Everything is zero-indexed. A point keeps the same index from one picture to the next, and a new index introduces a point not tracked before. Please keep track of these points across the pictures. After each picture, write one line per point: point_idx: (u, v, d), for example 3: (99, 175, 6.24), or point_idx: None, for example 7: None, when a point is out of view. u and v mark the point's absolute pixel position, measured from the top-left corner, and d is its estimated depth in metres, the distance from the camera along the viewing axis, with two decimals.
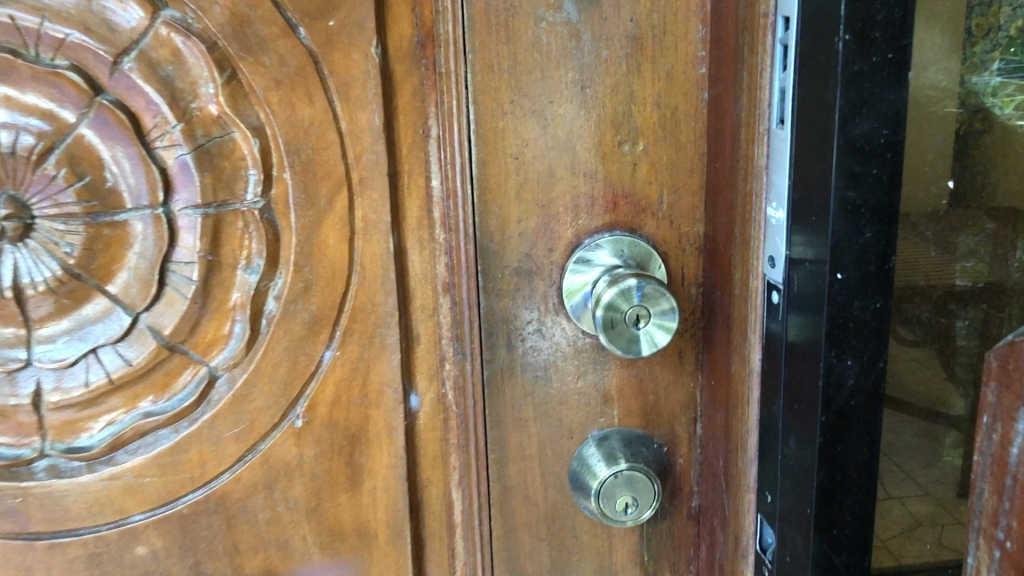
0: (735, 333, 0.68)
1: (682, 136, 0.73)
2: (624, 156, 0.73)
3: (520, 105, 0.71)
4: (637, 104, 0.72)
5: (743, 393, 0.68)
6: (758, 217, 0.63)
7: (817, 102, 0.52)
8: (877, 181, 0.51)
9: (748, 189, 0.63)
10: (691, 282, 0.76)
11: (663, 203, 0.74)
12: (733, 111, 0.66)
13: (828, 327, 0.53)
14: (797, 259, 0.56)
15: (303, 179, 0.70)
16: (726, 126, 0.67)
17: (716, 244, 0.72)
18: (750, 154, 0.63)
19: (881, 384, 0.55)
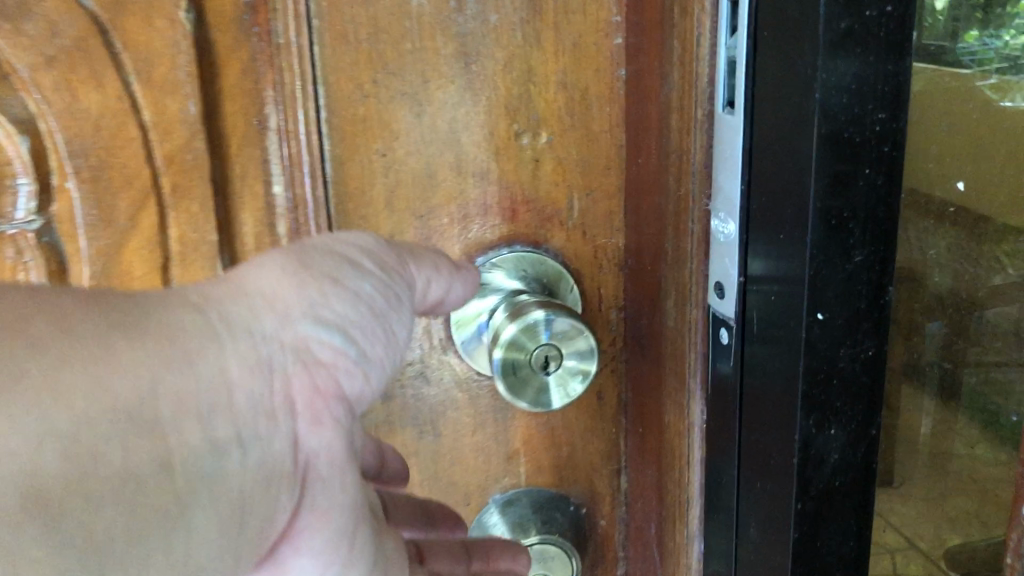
0: (668, 373, 0.54)
1: (593, 125, 0.58)
2: (522, 151, 0.57)
3: (388, 86, 0.55)
4: (537, 83, 0.56)
5: (682, 452, 0.53)
6: (698, 230, 0.48)
7: (785, 77, 0.37)
8: (870, 184, 0.37)
9: (681, 193, 0.49)
10: (610, 305, 0.61)
11: (573, 209, 0.59)
12: (660, 91, 0.51)
13: (806, 387, 0.38)
14: (756, 291, 0.42)
15: (95, 191, 0.52)
16: (652, 112, 0.53)
17: (643, 263, 0.57)
18: (682, 147, 0.48)
19: (873, 457, 0.41)
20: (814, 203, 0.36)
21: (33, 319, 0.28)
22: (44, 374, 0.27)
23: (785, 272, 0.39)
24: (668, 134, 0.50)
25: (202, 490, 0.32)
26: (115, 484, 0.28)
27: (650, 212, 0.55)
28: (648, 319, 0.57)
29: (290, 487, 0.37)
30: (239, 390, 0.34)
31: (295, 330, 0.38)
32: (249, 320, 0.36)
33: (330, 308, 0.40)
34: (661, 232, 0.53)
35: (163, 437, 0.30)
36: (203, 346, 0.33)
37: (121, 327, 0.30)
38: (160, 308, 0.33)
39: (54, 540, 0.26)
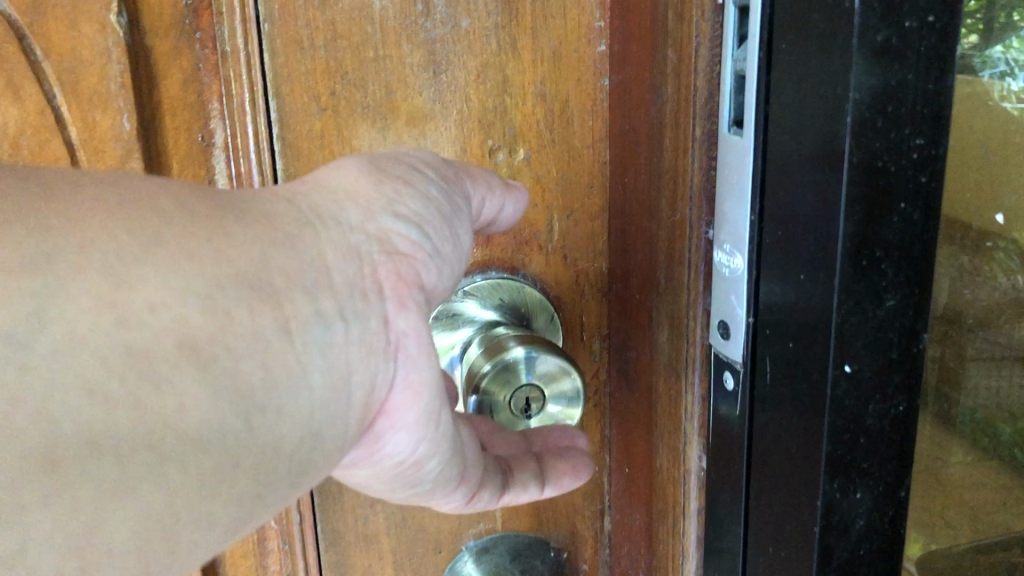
0: (659, 413, 0.49)
1: (575, 140, 0.53)
2: (497, 169, 0.52)
3: (349, 98, 0.49)
4: (513, 94, 0.51)
5: (677, 500, 0.48)
6: (695, 259, 0.43)
7: (808, 98, 0.33)
8: (904, 219, 0.32)
9: (675, 217, 0.44)
10: (593, 333, 0.56)
11: (553, 231, 0.54)
12: (651, 104, 0.46)
13: (829, 448, 0.34)
14: (769, 335, 0.37)
15: None
16: (642, 127, 0.48)
17: (630, 291, 0.52)
18: (677, 167, 0.44)
19: (900, 522, 0.36)
20: (842, 239, 0.32)
21: (157, 195, 0.26)
22: (176, 240, 0.25)
23: (805, 315, 0.34)
24: (662, 153, 0.45)
25: (315, 360, 0.28)
26: (250, 345, 0.26)
27: (641, 237, 0.49)
28: (636, 351, 0.52)
29: (388, 368, 0.31)
30: (333, 274, 0.30)
31: (375, 219, 0.32)
32: (332, 210, 0.31)
33: (408, 202, 0.33)
34: (652, 258, 0.48)
35: (279, 310, 0.27)
36: (300, 230, 0.30)
37: (226, 210, 0.28)
38: (251, 196, 0.30)
39: (207, 388, 0.24)
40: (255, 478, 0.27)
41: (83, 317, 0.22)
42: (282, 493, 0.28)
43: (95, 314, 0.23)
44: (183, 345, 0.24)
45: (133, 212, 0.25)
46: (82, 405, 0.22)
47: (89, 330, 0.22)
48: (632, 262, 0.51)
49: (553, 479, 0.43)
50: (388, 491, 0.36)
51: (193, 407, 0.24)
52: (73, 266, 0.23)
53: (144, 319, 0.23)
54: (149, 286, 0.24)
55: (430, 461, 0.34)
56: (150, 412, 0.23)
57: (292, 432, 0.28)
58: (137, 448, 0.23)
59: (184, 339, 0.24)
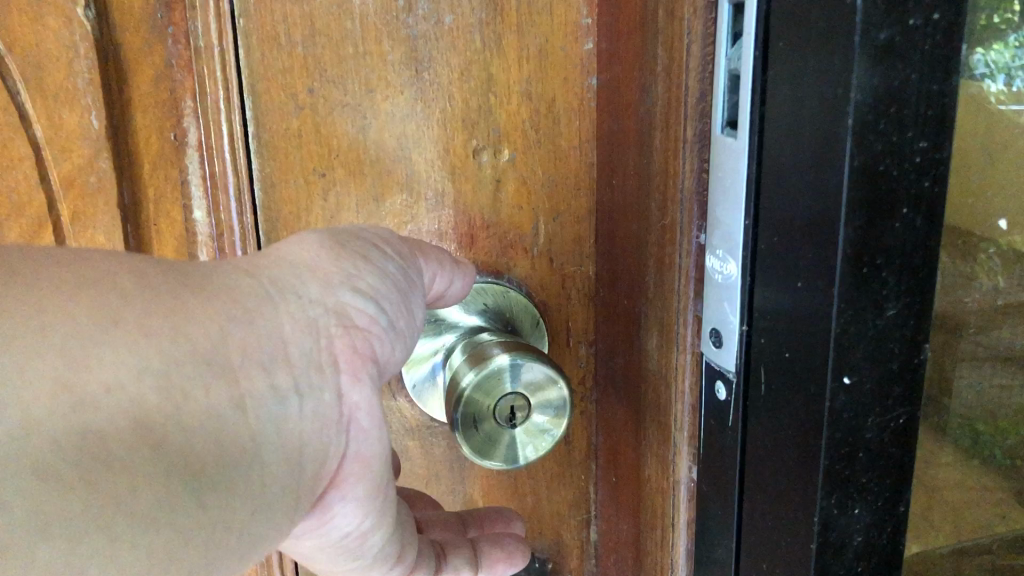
0: (647, 422, 0.48)
1: (561, 140, 0.51)
2: (481, 170, 0.51)
3: (327, 96, 0.48)
4: (498, 94, 0.50)
5: (664, 512, 0.47)
6: (685, 265, 0.42)
7: (808, 97, 0.31)
8: (906, 225, 0.31)
9: (666, 221, 0.43)
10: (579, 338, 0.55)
11: (538, 234, 0.53)
12: (640, 104, 0.45)
13: (827, 462, 0.32)
14: (764, 344, 0.36)
15: None
16: (630, 128, 0.46)
17: (619, 297, 0.51)
18: (667, 169, 0.42)
19: (899, 538, 0.35)
20: (842, 245, 0.30)
21: (117, 275, 0.27)
22: (137, 319, 0.26)
23: (803, 324, 0.33)
24: (651, 155, 0.44)
25: (268, 434, 0.30)
26: (206, 422, 0.27)
27: (629, 241, 0.48)
28: (624, 359, 0.51)
29: (339, 439, 0.33)
30: (290, 352, 0.31)
31: (333, 293, 0.33)
32: (293, 284, 0.32)
33: (365, 277, 0.34)
34: (640, 263, 0.47)
35: (237, 384, 0.28)
36: (260, 307, 0.30)
37: (190, 287, 0.29)
38: (215, 274, 0.30)
39: (159, 465, 0.26)
40: (204, 549, 0.28)
41: (35, 398, 0.23)
42: (234, 560, 0.30)
43: (49, 397, 0.23)
44: (137, 426, 0.25)
45: (92, 289, 0.26)
46: (33, 484, 0.23)
47: (45, 406, 0.23)
48: (618, 265, 0.50)
49: (486, 563, 0.45)
50: (329, 563, 0.37)
51: (146, 484, 0.25)
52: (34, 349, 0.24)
53: (97, 401, 0.24)
54: (106, 368, 0.25)
55: (373, 532, 0.36)
56: (100, 490, 0.24)
57: (245, 502, 0.29)
58: (87, 528, 0.24)
59: (139, 416, 0.25)
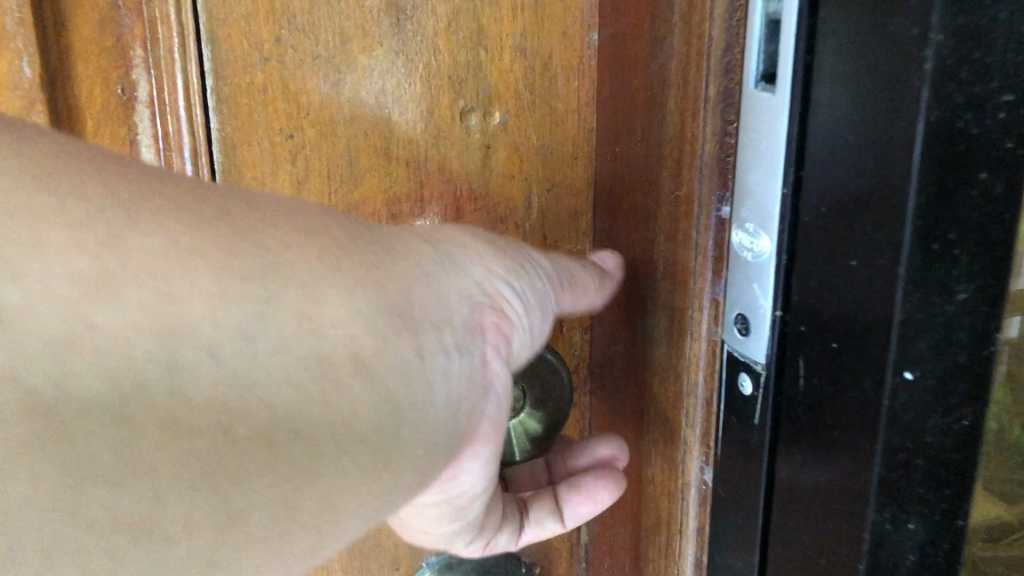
0: (652, 416, 0.43)
1: (558, 103, 0.48)
2: (470, 134, 0.47)
3: (297, 46, 0.43)
4: (491, 48, 0.46)
5: (672, 520, 0.42)
6: (701, 242, 0.37)
7: (871, 40, 0.26)
8: (983, 196, 0.26)
9: (679, 193, 0.38)
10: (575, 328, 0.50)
11: (531, 208, 0.50)
12: (647, 61, 0.40)
13: (881, 470, 0.28)
14: (802, 331, 0.31)
15: None
16: (637, 89, 0.41)
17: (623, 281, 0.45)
18: (679, 133, 0.37)
19: (957, 559, 0.30)
20: (912, 214, 0.26)
21: (331, 230, 0.28)
22: (356, 271, 0.28)
23: (859, 308, 0.28)
24: (663, 116, 0.39)
25: (437, 387, 0.29)
26: (396, 370, 0.28)
27: (635, 216, 0.43)
28: (625, 348, 0.46)
29: (483, 404, 0.32)
30: (455, 314, 0.31)
31: (495, 274, 0.34)
32: (461, 256, 0.33)
33: (520, 263, 0.35)
34: (648, 241, 0.42)
35: (420, 337, 0.29)
36: (434, 274, 0.31)
37: (382, 249, 0.30)
38: (403, 238, 0.32)
39: (367, 396, 0.26)
40: (353, 491, 0.27)
41: (286, 323, 0.25)
42: (393, 509, 0.29)
43: (294, 326, 0.25)
44: (352, 359, 0.26)
45: (317, 242, 0.27)
46: (285, 392, 0.24)
47: (292, 332, 0.25)
48: (622, 242, 0.45)
49: (569, 504, 0.45)
50: (432, 522, 0.37)
51: (349, 413, 0.26)
52: (284, 280, 0.25)
53: (327, 330, 0.26)
54: (328, 308, 0.26)
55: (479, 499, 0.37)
56: (320, 413, 0.25)
57: (412, 450, 0.29)
58: (315, 442, 0.25)
59: (353, 355, 0.26)
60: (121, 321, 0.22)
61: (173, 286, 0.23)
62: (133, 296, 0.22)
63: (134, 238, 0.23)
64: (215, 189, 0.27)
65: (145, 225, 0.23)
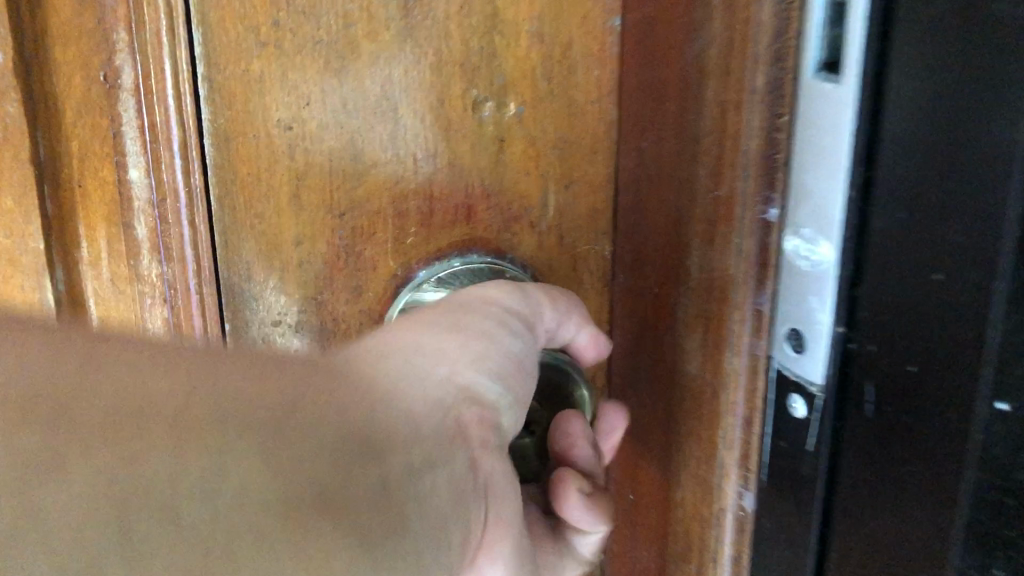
0: (680, 438, 0.39)
1: (577, 93, 0.45)
2: (482, 127, 0.44)
3: (296, 30, 0.40)
4: (506, 34, 0.43)
5: (704, 551, 0.38)
6: (745, 247, 0.33)
7: (973, 25, 0.23)
8: None
9: (718, 193, 0.34)
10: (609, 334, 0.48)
11: (547, 206, 0.46)
12: (678, 47, 0.36)
13: (971, 510, 0.25)
14: (869, 352, 0.27)
15: None
16: (666, 78, 0.37)
17: (651, 285, 0.41)
18: (718, 126, 0.33)
19: None
20: (1015, 224, 0.22)
21: (261, 360, 0.26)
22: (263, 395, 0.24)
23: (941, 329, 0.25)
24: (699, 106, 0.34)
25: (413, 517, 0.26)
26: (363, 495, 0.25)
27: (661, 217, 0.39)
28: (649, 359, 0.42)
29: (481, 513, 0.29)
30: (414, 430, 0.27)
31: (460, 374, 0.30)
32: (411, 368, 0.29)
33: (485, 352, 0.32)
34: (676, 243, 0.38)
35: (375, 467, 0.25)
36: (372, 395, 0.27)
37: (285, 382, 0.25)
38: (382, 338, 0.29)
39: (336, 531, 0.24)
40: None
41: (236, 462, 0.23)
42: None
43: (244, 461, 0.23)
44: (321, 493, 0.24)
45: (256, 364, 0.25)
46: (251, 533, 0.23)
47: (250, 466, 0.23)
48: (649, 243, 0.41)
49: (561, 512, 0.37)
50: None
51: (326, 549, 0.24)
52: (221, 418, 0.23)
53: (275, 453, 0.23)
54: (264, 438, 0.23)
55: None
56: (296, 554, 0.23)
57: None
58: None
59: (302, 489, 0.24)
60: (74, 499, 0.21)
61: (130, 448, 0.22)
62: (81, 434, 0.22)
63: (87, 389, 0.22)
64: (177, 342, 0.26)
65: (96, 378, 0.23)
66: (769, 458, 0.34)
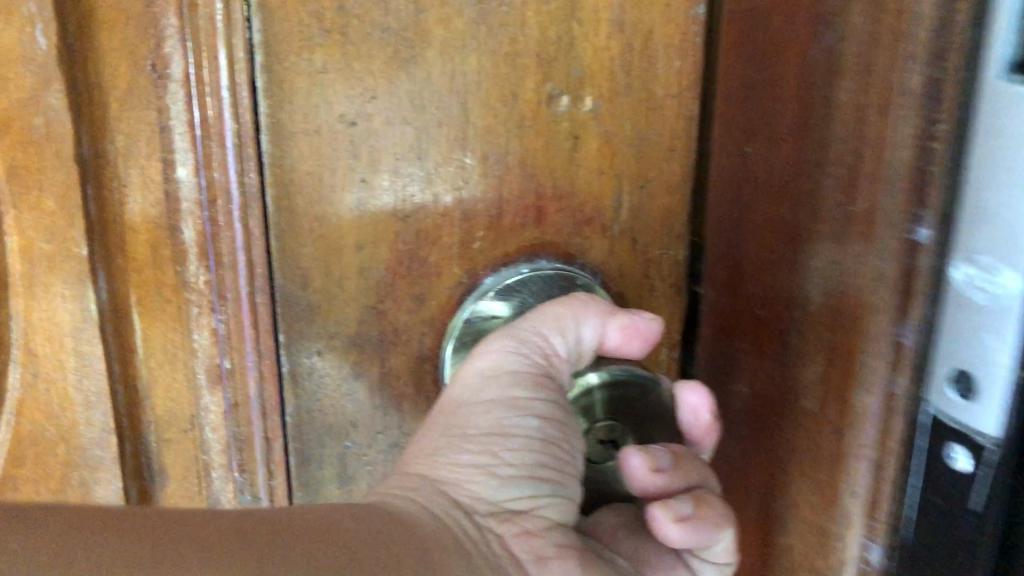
0: (792, 476, 0.35)
1: (657, 86, 0.41)
2: (557, 122, 0.40)
3: (363, 17, 0.36)
4: (585, 21, 0.39)
5: None
6: (892, 270, 0.29)
7: None
8: None
9: (861, 209, 0.30)
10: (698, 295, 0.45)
11: (621, 208, 0.43)
12: (799, 44, 0.33)
13: None
14: None
15: None
16: (781, 79, 0.34)
17: (753, 309, 0.37)
18: (864, 134, 0.30)
19: None
20: None
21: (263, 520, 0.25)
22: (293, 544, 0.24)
23: None
24: (834, 114, 0.31)
25: None
26: None
27: (772, 234, 0.35)
28: (748, 390, 0.38)
29: None
30: (455, 561, 0.28)
31: (485, 485, 0.32)
32: (433, 496, 0.31)
33: (503, 461, 0.32)
34: (793, 264, 0.34)
35: None
36: (405, 535, 0.27)
37: (322, 531, 0.25)
38: (391, 482, 0.32)
39: None
40: None
41: None
42: None
43: None
44: None
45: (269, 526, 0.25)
46: None
47: None
48: (753, 261, 0.37)
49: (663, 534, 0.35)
50: None
51: None
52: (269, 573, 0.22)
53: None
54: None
55: None
56: None
57: None
58: None
59: None
60: None
61: None
62: None
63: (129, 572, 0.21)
64: (182, 513, 0.24)
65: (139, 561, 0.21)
66: (917, 509, 0.31)
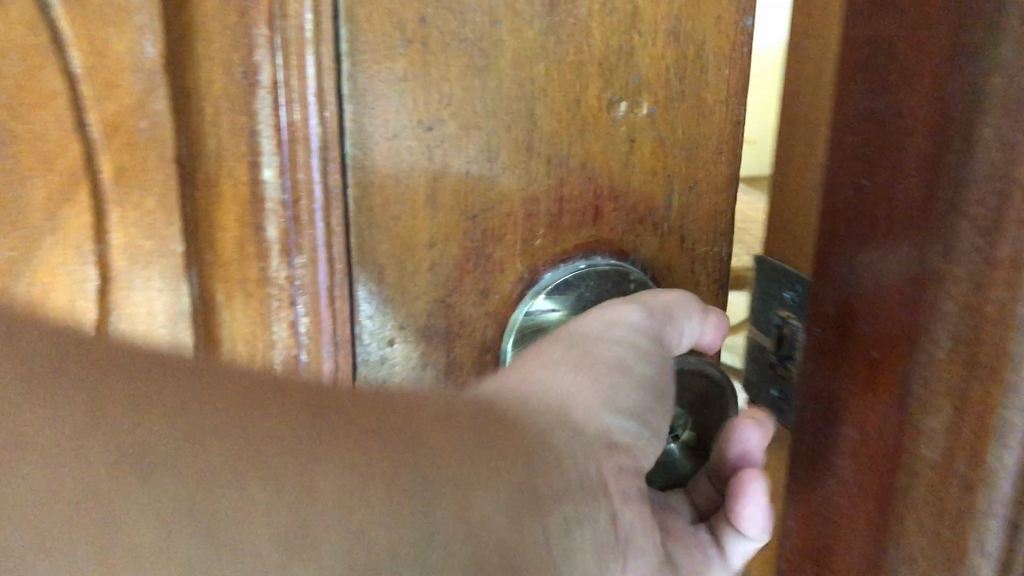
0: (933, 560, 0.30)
1: (707, 93, 0.44)
2: (616, 127, 0.43)
3: (443, 29, 0.39)
4: (644, 32, 0.42)
5: None
6: None
7: None
8: None
9: (1009, 261, 0.26)
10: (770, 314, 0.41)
11: (670, 208, 0.45)
12: (907, 77, 0.30)
13: None
14: None
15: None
16: (920, 96, 0.30)
17: (853, 365, 0.33)
18: (962, 192, 0.28)
19: None
20: None
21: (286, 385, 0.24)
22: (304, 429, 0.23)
23: None
24: (972, 155, 0.27)
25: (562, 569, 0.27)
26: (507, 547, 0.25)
27: (885, 274, 0.31)
28: (859, 434, 0.34)
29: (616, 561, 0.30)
30: (566, 484, 0.28)
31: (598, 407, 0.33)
32: (555, 400, 0.32)
33: (616, 387, 0.34)
34: (919, 302, 0.30)
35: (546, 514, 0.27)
36: (537, 449, 0.28)
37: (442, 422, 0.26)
38: (507, 375, 0.33)
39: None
40: None
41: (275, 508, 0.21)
42: None
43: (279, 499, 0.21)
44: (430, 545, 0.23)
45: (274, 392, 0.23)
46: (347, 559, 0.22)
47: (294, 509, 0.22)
48: (827, 306, 0.35)
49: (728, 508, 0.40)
50: None
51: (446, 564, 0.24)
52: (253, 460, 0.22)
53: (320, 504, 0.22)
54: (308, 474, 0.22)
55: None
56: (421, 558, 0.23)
57: None
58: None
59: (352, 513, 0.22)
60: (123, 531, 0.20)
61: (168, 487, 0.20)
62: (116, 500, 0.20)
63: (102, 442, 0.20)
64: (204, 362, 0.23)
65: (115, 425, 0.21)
66: None
